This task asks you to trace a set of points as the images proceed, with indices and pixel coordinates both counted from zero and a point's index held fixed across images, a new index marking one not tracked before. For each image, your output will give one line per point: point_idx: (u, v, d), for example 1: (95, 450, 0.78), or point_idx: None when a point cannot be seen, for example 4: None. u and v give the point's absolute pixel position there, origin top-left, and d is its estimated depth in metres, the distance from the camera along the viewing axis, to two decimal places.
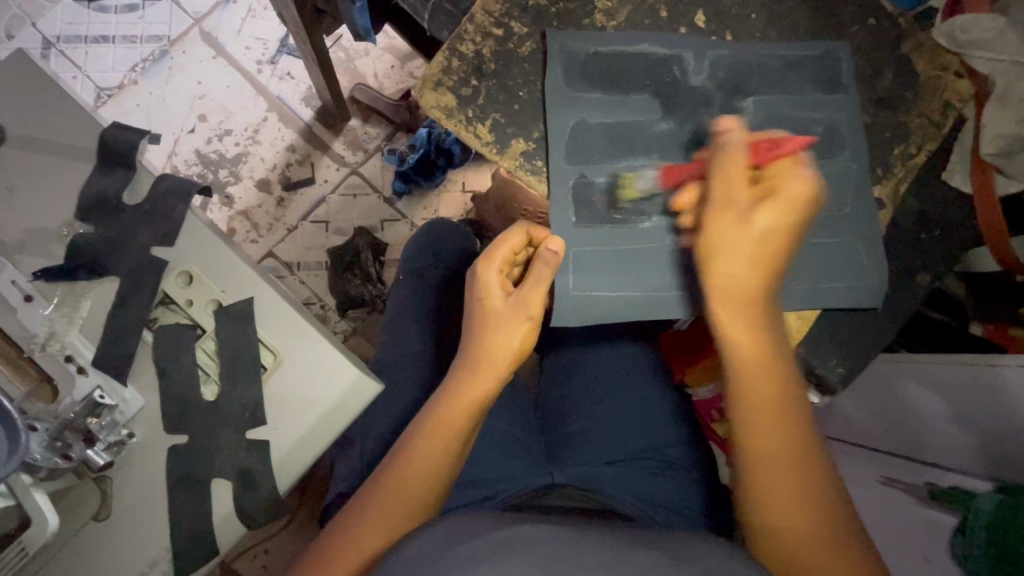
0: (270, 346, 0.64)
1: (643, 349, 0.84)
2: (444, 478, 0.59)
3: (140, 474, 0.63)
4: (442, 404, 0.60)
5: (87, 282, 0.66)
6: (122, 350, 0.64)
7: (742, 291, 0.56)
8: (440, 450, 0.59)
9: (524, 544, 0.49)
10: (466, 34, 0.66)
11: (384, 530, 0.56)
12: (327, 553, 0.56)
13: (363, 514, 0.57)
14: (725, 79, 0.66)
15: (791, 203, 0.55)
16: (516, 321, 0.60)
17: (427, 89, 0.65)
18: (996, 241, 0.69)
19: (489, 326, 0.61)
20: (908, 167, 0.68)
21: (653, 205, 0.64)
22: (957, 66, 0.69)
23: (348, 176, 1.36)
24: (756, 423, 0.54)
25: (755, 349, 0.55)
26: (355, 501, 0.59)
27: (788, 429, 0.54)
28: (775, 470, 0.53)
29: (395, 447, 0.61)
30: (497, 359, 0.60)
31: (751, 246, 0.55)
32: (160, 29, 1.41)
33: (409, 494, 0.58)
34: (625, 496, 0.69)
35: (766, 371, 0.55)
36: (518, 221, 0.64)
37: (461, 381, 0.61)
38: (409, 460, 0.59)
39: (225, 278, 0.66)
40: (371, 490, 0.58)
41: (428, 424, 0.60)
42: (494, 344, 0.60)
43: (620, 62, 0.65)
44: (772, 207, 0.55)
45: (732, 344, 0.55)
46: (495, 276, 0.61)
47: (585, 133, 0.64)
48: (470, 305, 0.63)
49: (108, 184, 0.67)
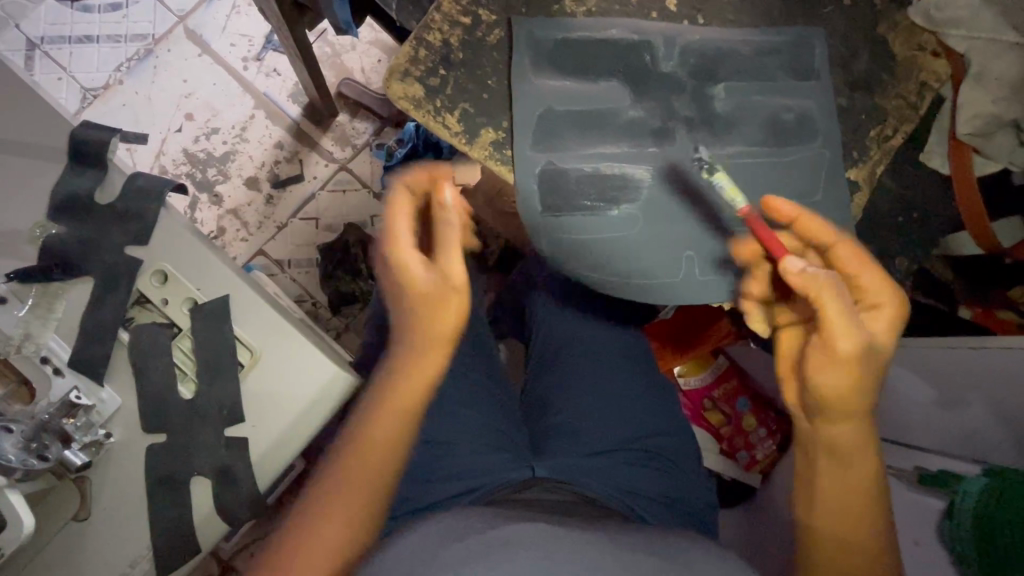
0: (247, 343, 0.64)
1: (620, 336, 0.84)
2: (389, 474, 0.60)
3: (118, 475, 0.63)
4: (390, 385, 0.61)
5: (61, 283, 0.65)
6: (99, 350, 0.64)
7: (855, 392, 0.54)
8: (390, 445, 0.60)
9: (517, 544, 0.52)
10: (433, 23, 0.64)
11: (350, 532, 0.57)
12: (296, 543, 0.56)
13: (329, 498, 0.58)
14: (697, 65, 0.65)
15: (891, 313, 0.55)
16: (438, 296, 0.59)
17: (394, 80, 0.64)
18: (964, 191, 0.70)
19: (413, 303, 0.60)
20: (884, 150, 0.66)
21: (622, 192, 0.63)
22: (934, 44, 0.66)
23: (337, 173, 1.35)
24: (838, 490, 0.56)
25: (856, 433, 0.56)
26: (308, 500, 0.58)
27: (866, 518, 0.55)
28: (859, 545, 0.55)
29: (348, 431, 0.61)
30: (428, 346, 0.61)
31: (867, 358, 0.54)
32: (144, 27, 1.40)
33: (369, 493, 0.58)
34: (607, 488, 0.68)
35: (862, 450, 0.56)
36: (397, 180, 0.61)
37: (393, 378, 0.61)
38: (362, 458, 0.59)
39: (200, 276, 0.66)
40: (327, 492, 0.58)
41: (378, 409, 0.60)
42: (411, 324, 0.61)
43: (590, 50, 0.64)
44: (884, 320, 0.55)
45: (836, 432, 0.56)
46: (406, 247, 0.59)
47: (553, 121, 0.63)
48: (392, 292, 0.62)
49: (79, 183, 0.66)
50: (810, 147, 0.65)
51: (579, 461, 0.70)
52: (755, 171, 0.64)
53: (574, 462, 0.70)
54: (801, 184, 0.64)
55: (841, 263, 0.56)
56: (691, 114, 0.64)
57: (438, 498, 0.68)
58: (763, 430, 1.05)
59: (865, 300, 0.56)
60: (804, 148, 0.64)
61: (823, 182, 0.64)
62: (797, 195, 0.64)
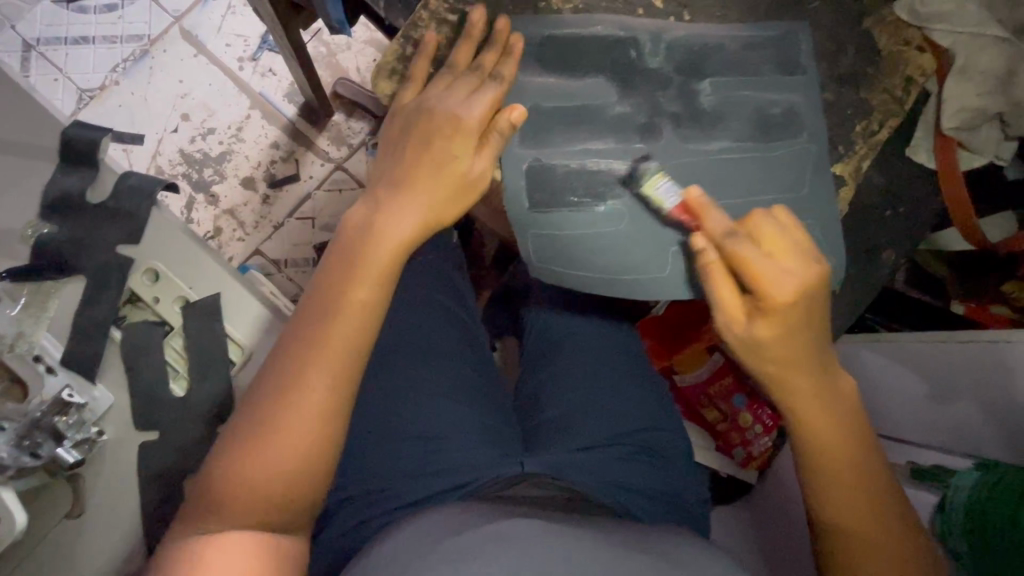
0: (237, 340, 0.66)
1: (610, 330, 0.84)
2: (335, 422, 0.54)
3: (111, 471, 0.64)
4: (320, 321, 0.55)
5: (53, 281, 0.65)
6: (91, 348, 0.64)
7: (781, 385, 0.57)
8: (318, 405, 0.53)
9: (512, 539, 0.54)
10: (420, 22, 0.65)
11: (284, 502, 0.52)
12: (226, 490, 0.51)
13: (257, 444, 0.52)
14: (683, 60, 0.65)
15: (800, 294, 0.55)
16: (468, 191, 0.60)
17: (381, 78, 0.65)
18: (950, 185, 0.69)
19: (421, 179, 0.59)
20: (870, 145, 0.66)
21: (608, 188, 0.64)
22: (920, 40, 0.67)
23: (333, 172, 1.36)
24: (835, 476, 0.57)
25: (828, 418, 0.58)
26: (219, 468, 0.52)
27: (850, 480, 0.57)
28: (846, 509, 0.57)
29: (273, 369, 0.54)
30: (366, 283, 0.56)
31: (775, 352, 0.56)
32: (140, 28, 1.40)
33: (298, 458, 0.52)
34: (597, 483, 0.68)
35: (838, 430, 0.58)
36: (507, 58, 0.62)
37: (316, 329, 0.55)
38: (285, 423, 0.52)
39: (192, 275, 0.67)
40: (242, 460, 0.51)
41: (303, 346, 0.54)
42: (391, 231, 0.57)
43: (576, 46, 0.65)
44: (791, 308, 0.55)
45: (808, 427, 0.58)
46: (467, 127, 0.59)
47: (539, 118, 0.64)
48: (399, 172, 0.60)
49: (71, 182, 0.67)
50: (797, 142, 0.65)
51: (569, 456, 0.71)
52: (742, 166, 0.64)
53: (564, 457, 0.70)
54: (787, 179, 0.64)
55: (742, 262, 0.55)
56: (677, 109, 0.64)
57: (426, 494, 0.67)
58: (759, 427, 1.05)
59: (772, 307, 0.54)
60: (790, 142, 0.65)
61: (808, 176, 0.64)
62: (783, 189, 0.64)
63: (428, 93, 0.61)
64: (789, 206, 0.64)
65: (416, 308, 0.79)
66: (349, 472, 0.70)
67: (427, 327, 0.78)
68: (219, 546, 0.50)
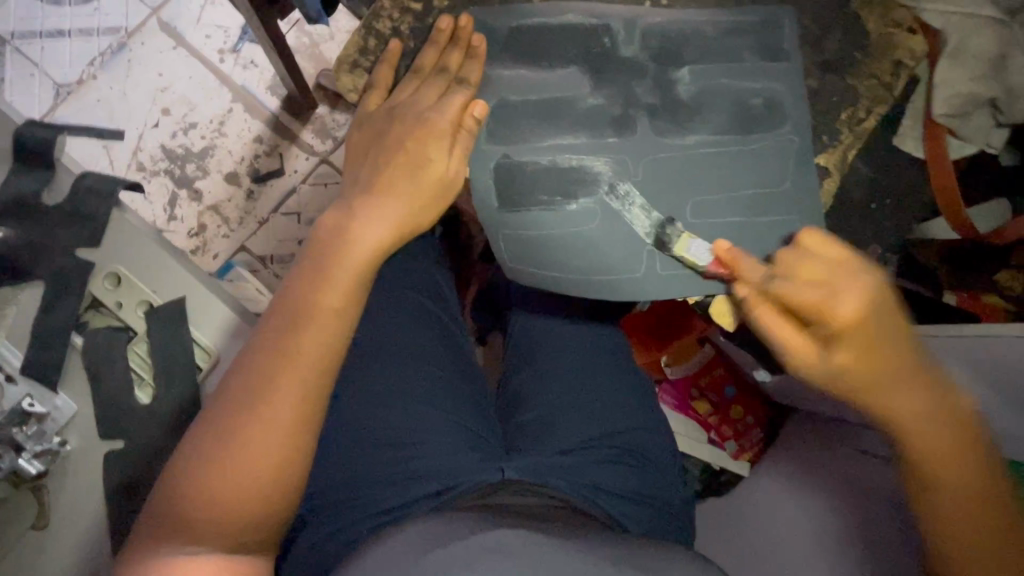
0: (203, 345, 0.65)
1: (589, 327, 0.82)
2: (308, 433, 0.51)
3: (77, 483, 0.62)
4: (284, 327, 0.51)
5: (11, 288, 0.63)
6: (50, 358, 0.62)
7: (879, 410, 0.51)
8: (284, 417, 0.49)
9: (496, 551, 0.52)
10: (384, 11, 0.62)
11: (255, 523, 0.49)
12: (190, 509, 0.48)
13: (217, 462, 0.48)
14: (659, 48, 0.62)
15: (865, 315, 0.49)
16: (447, 192, 0.58)
17: (344, 71, 0.62)
18: (935, 167, 0.68)
19: (389, 182, 0.56)
20: (857, 134, 0.64)
21: (581, 186, 0.61)
22: (911, 21, 0.63)
23: (317, 166, 1.33)
24: (962, 519, 0.51)
25: (950, 452, 0.50)
26: (182, 488, 0.49)
27: (971, 498, 0.50)
28: (968, 532, 0.50)
29: (233, 378, 0.51)
30: (336, 288, 0.53)
31: (856, 379, 0.50)
32: (115, 20, 1.36)
33: (264, 477, 0.49)
34: (578, 488, 0.66)
35: (964, 469, 0.50)
36: (475, 56, 0.60)
37: (283, 339, 0.51)
38: (251, 440, 0.49)
39: (157, 279, 0.65)
40: (202, 475, 0.48)
41: (266, 355, 0.51)
42: (361, 233, 0.54)
43: (548, 35, 0.62)
44: (861, 330, 0.49)
45: (928, 452, 0.51)
46: (438, 127, 0.57)
47: (509, 112, 0.61)
48: (369, 173, 0.57)
49: (26, 184, 0.64)
50: (779, 133, 0.62)
51: (549, 460, 0.69)
52: (725, 159, 0.62)
53: (545, 462, 0.68)
54: (769, 172, 0.62)
55: (789, 299, 0.51)
56: (653, 101, 0.62)
57: (404, 502, 0.65)
58: (751, 418, 1.04)
59: (840, 334, 0.49)
60: (771, 134, 0.62)
61: (792, 169, 0.62)
62: (762, 183, 0.62)
63: (396, 99, 0.59)
64: (771, 201, 0.61)
65: (391, 309, 0.77)
66: (325, 478, 0.69)
67: (404, 327, 0.76)
68: (186, 568, 0.48)
